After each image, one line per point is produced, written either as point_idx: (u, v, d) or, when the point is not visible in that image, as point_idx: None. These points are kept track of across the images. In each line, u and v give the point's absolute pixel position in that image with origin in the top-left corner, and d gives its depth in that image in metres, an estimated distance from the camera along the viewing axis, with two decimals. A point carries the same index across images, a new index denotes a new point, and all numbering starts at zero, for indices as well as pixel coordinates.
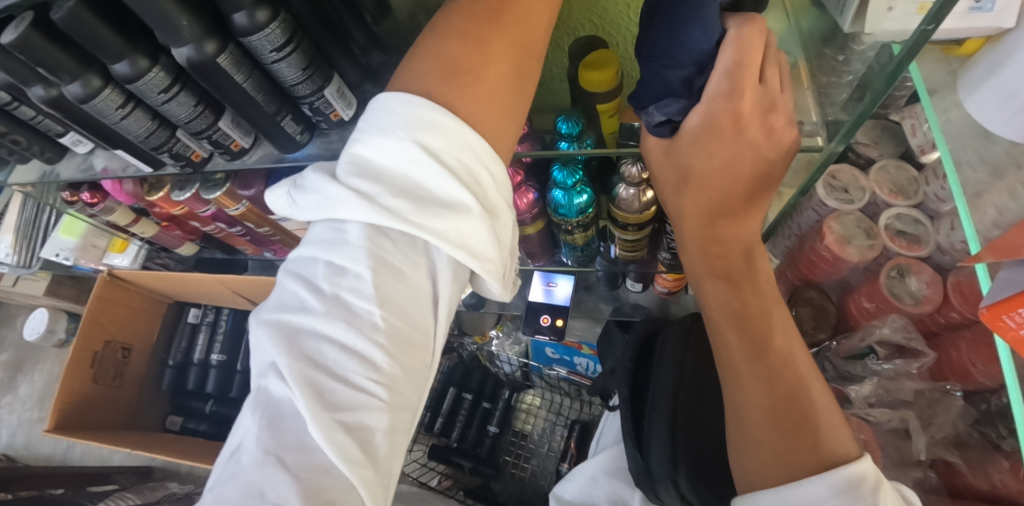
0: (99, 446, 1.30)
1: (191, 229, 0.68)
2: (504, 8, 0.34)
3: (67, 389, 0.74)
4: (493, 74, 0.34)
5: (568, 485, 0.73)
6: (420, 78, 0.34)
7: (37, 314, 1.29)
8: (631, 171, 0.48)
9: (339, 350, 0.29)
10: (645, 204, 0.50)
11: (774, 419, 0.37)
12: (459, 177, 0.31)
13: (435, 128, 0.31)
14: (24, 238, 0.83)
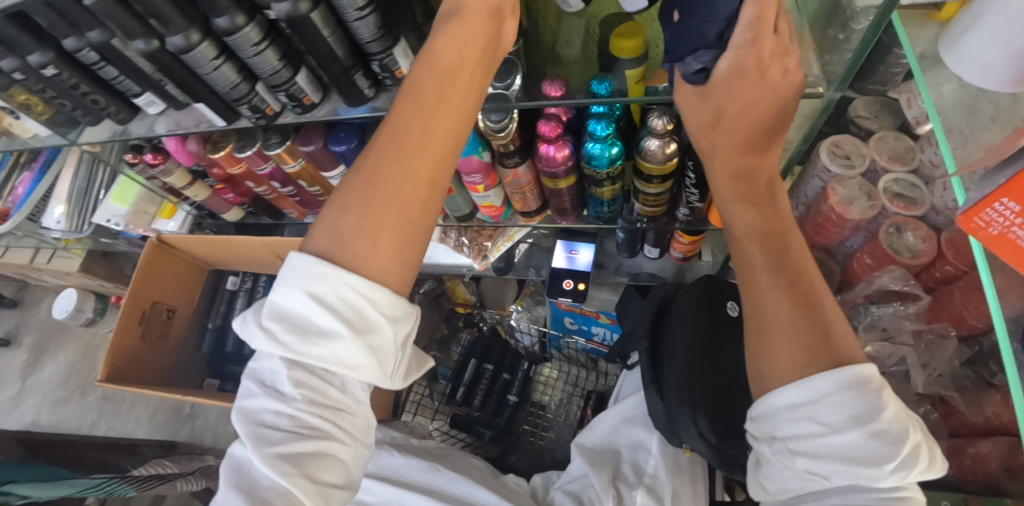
0: (123, 423, 1.33)
1: (243, 190, 0.73)
2: (387, 159, 0.39)
3: (119, 343, 0.79)
4: (381, 221, 0.38)
5: (589, 434, 0.79)
6: (321, 236, 0.38)
7: (67, 293, 1.34)
8: (658, 123, 0.53)
9: (275, 418, 0.36)
10: (669, 156, 0.56)
11: (793, 318, 0.39)
12: (342, 311, 0.35)
13: (321, 278, 0.36)
14: (76, 206, 0.88)
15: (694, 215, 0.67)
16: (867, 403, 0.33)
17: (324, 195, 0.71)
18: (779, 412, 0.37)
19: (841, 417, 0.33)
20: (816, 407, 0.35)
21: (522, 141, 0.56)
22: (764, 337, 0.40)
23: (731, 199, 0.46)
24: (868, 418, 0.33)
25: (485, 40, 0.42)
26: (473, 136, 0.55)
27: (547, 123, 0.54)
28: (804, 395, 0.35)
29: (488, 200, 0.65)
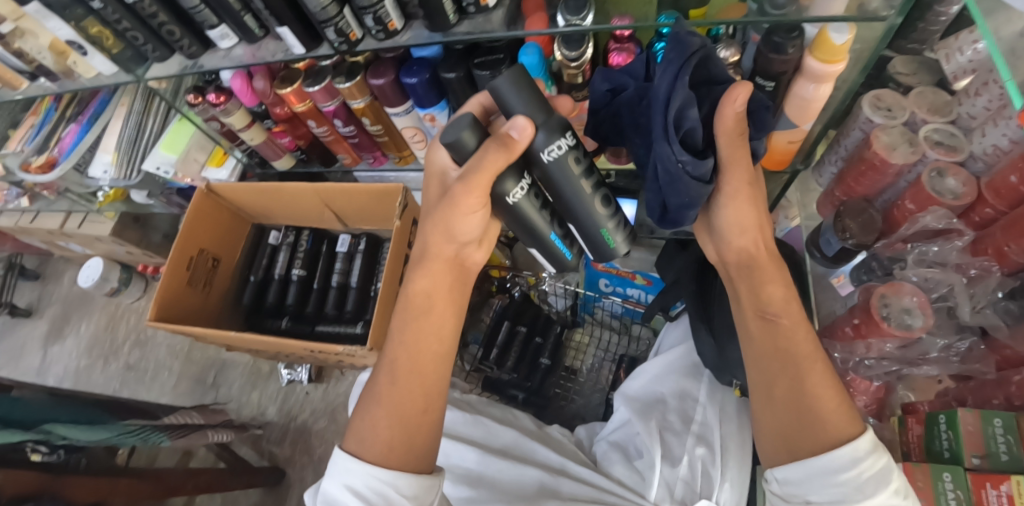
0: (147, 392, 1.34)
1: (304, 131, 0.75)
2: (401, 360, 0.50)
3: (167, 284, 0.78)
4: (400, 395, 0.48)
5: (632, 383, 0.78)
6: (359, 441, 0.47)
7: (93, 261, 1.34)
8: (724, 54, 0.57)
9: None
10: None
11: (822, 382, 0.44)
12: (373, 501, 0.43)
13: (353, 472, 0.45)
14: (126, 155, 0.90)
15: (745, 154, 0.70)
16: (880, 470, 0.40)
17: (383, 135, 0.71)
18: (813, 479, 0.41)
19: (866, 479, 0.39)
20: (847, 476, 0.40)
21: (590, 74, 0.58)
22: (802, 390, 0.44)
23: (747, 271, 0.50)
24: (882, 479, 0.40)
25: (452, 282, 0.54)
26: (544, 68, 0.57)
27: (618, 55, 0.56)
28: (836, 469, 0.40)
29: None
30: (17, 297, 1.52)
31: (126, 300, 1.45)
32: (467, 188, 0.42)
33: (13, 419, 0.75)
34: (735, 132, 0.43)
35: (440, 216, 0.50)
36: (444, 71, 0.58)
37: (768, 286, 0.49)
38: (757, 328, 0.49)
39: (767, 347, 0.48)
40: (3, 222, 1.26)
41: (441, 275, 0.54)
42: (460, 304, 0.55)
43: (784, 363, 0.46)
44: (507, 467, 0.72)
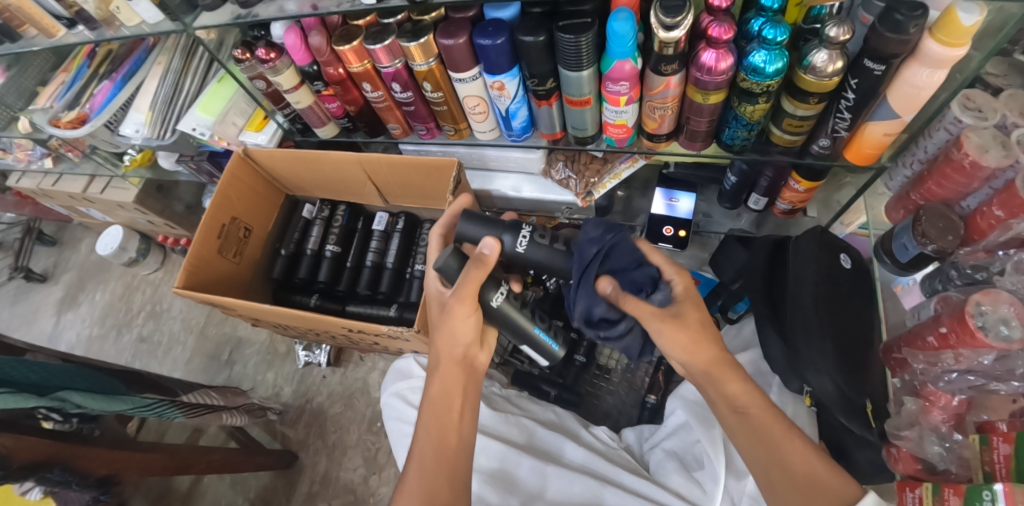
0: (159, 365, 1.31)
1: (353, 97, 0.69)
2: (429, 454, 0.52)
3: (199, 251, 0.73)
4: (433, 484, 0.50)
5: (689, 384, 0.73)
6: None
7: (112, 229, 1.30)
8: (834, 33, 0.50)
9: None
10: (833, 72, 0.53)
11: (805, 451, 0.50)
12: None
13: None
14: (160, 114, 0.85)
15: (832, 147, 0.66)
16: None
17: (442, 105, 0.65)
18: None
19: None
20: None
21: (683, 47, 0.53)
22: (783, 464, 0.50)
23: (708, 375, 0.55)
24: None
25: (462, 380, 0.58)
26: (634, 37, 0.51)
27: (717, 26, 0.51)
28: None
29: (623, 117, 0.62)
30: (33, 261, 1.49)
31: (143, 270, 1.41)
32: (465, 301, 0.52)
33: (23, 383, 0.66)
34: (662, 319, 0.53)
35: (453, 328, 0.55)
36: (523, 33, 0.53)
37: (726, 385, 0.55)
38: (734, 422, 0.54)
39: (750, 438, 0.53)
40: (25, 183, 1.22)
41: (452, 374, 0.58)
42: (473, 401, 0.59)
43: (769, 449, 0.51)
44: (551, 472, 0.67)
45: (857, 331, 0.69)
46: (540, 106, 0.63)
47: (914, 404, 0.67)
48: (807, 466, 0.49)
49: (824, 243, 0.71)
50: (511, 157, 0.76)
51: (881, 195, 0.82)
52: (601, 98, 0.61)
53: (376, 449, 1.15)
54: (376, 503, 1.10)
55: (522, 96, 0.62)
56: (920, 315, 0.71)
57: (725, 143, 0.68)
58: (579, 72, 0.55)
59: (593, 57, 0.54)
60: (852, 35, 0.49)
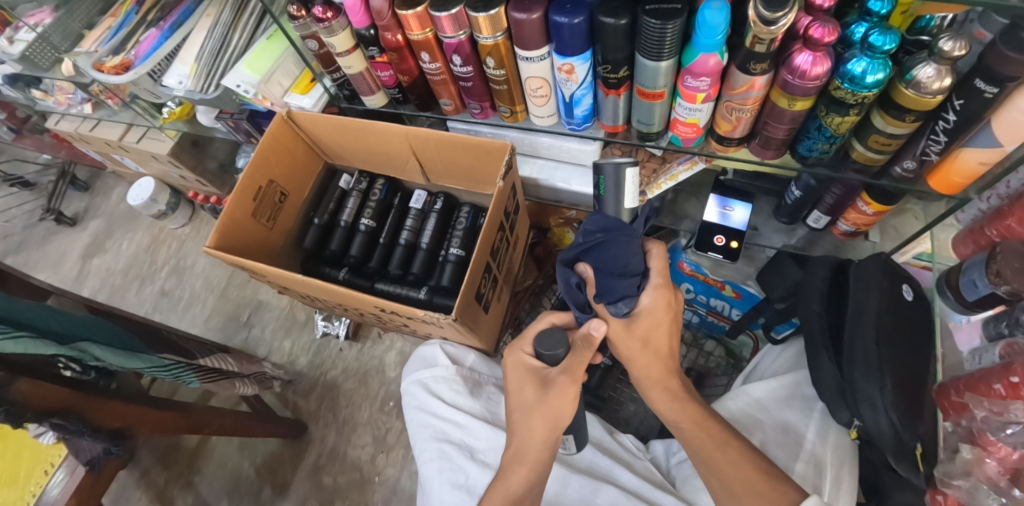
0: (178, 321, 1.31)
1: (408, 67, 0.65)
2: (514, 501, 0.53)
3: (233, 211, 0.71)
4: None
5: (730, 403, 0.72)
6: None
7: (144, 180, 1.30)
8: (946, 47, 0.44)
9: None
10: (938, 90, 0.48)
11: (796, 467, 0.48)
12: None
13: None
14: (205, 68, 0.83)
15: (917, 170, 0.60)
16: None
17: (502, 84, 0.61)
18: None
19: None
20: None
21: (776, 46, 0.48)
22: (786, 492, 0.47)
23: None
24: None
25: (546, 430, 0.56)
26: (725, 30, 0.47)
27: (819, 27, 0.45)
28: None
29: (695, 115, 0.58)
30: (64, 204, 1.49)
31: (170, 225, 1.41)
32: (568, 377, 0.53)
33: (44, 329, 0.64)
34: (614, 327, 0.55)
35: (553, 409, 0.54)
36: (604, 13, 0.49)
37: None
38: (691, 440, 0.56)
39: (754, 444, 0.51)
40: (63, 126, 1.21)
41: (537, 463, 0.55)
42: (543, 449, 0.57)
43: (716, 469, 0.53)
44: (576, 480, 0.64)
45: (918, 369, 0.64)
46: (607, 94, 0.59)
47: (969, 453, 0.58)
48: (743, 476, 0.50)
49: (888, 271, 0.66)
50: (563, 146, 0.72)
51: (950, 226, 0.75)
52: (675, 93, 0.57)
53: (386, 429, 1.14)
54: (382, 482, 1.09)
55: (589, 82, 0.58)
56: (980, 359, 0.64)
57: (801, 153, 0.64)
58: (657, 62, 0.51)
59: (675, 47, 0.50)
60: (969, 51, 0.43)
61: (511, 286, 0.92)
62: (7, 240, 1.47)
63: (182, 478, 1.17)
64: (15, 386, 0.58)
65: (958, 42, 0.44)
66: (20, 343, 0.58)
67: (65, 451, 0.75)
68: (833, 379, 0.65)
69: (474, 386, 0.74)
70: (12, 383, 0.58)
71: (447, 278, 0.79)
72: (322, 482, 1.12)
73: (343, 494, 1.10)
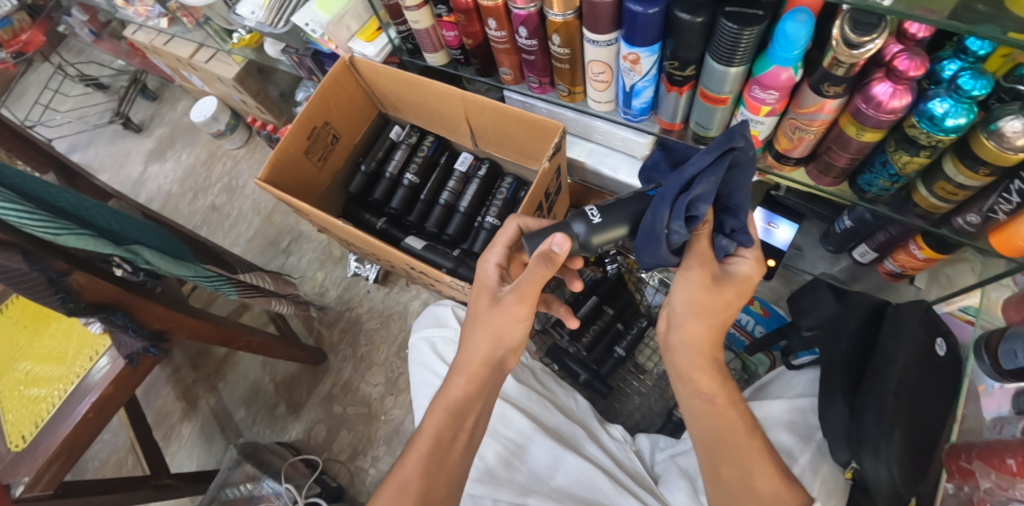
0: (223, 237, 1.39)
1: (474, 30, 0.64)
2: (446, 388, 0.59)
3: (287, 148, 0.74)
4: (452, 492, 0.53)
5: (768, 406, 0.74)
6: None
7: (208, 99, 1.35)
8: None
9: None
10: (1022, 147, 0.43)
11: (773, 490, 0.48)
12: None
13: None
14: (278, 4, 0.87)
15: (980, 226, 0.55)
16: None
17: (566, 61, 0.60)
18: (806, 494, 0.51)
19: None
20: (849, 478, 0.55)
21: (858, 70, 0.45)
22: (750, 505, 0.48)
23: (684, 383, 0.54)
24: None
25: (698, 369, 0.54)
26: (805, 45, 0.44)
27: (906, 59, 0.43)
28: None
29: (757, 127, 0.56)
30: (133, 110, 1.58)
31: (227, 145, 1.48)
32: (517, 296, 0.53)
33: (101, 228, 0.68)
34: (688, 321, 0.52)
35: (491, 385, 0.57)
36: (681, 8, 0.47)
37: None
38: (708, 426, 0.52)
39: (713, 448, 0.52)
40: (140, 37, 1.26)
41: (476, 378, 0.56)
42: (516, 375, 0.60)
43: None
44: (564, 459, 0.67)
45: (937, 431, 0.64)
46: (670, 90, 0.57)
47: None
48: (744, 488, 0.49)
49: (927, 323, 0.63)
50: (617, 134, 0.72)
51: (1005, 287, 0.67)
52: (740, 100, 0.55)
53: (399, 373, 1.20)
54: (386, 421, 1.16)
55: (653, 75, 0.56)
56: (1001, 429, 0.62)
57: (866, 186, 0.60)
58: (727, 67, 0.49)
59: (749, 53, 0.48)
60: None
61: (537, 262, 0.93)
62: (79, 135, 1.58)
63: (207, 382, 1.27)
64: (72, 277, 0.64)
65: None
66: (81, 238, 0.62)
67: (109, 342, 0.84)
68: (840, 422, 0.64)
69: None
70: (70, 274, 0.64)
71: (479, 245, 0.81)
72: (333, 410, 1.19)
73: (349, 425, 1.17)
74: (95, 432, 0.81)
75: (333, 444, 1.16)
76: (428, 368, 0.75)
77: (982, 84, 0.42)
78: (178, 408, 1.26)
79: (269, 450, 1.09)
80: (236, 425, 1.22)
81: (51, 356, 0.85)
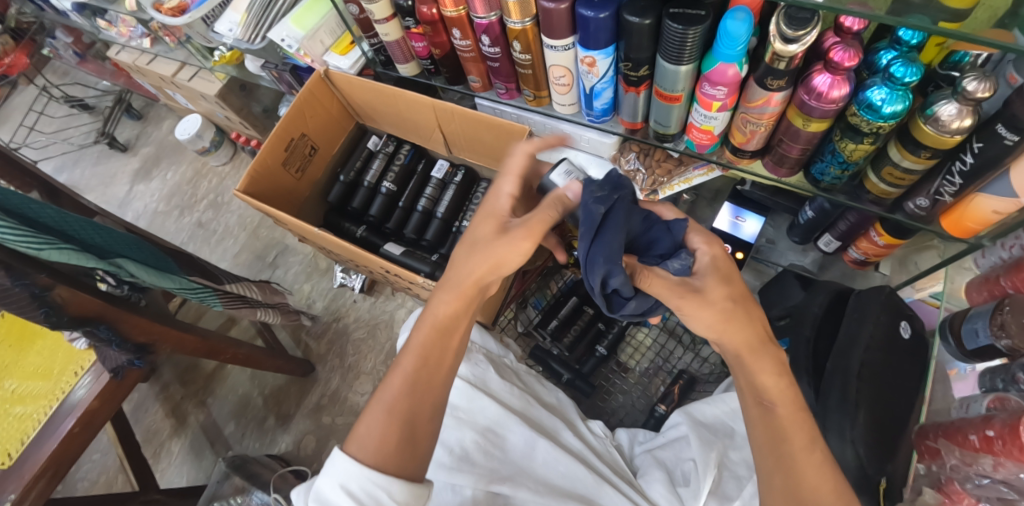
0: (210, 252, 1.40)
1: (441, 40, 0.66)
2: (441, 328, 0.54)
3: (264, 159, 0.76)
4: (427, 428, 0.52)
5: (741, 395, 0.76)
6: (369, 447, 0.49)
7: (192, 117, 1.37)
8: (970, 88, 0.42)
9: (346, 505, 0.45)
10: (957, 130, 0.45)
11: None
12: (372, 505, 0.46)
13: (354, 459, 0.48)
14: (255, 19, 0.88)
15: (929, 210, 0.57)
16: None
17: (528, 67, 0.63)
18: None
19: None
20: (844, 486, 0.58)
21: (798, 64, 0.48)
22: None
23: None
24: None
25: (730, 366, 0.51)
26: (747, 42, 0.47)
27: (841, 51, 0.45)
28: None
29: (711, 123, 0.59)
30: (118, 130, 1.60)
31: (213, 161, 1.49)
32: (526, 231, 0.51)
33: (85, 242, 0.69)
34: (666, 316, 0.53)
35: None
36: (629, 11, 0.49)
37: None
38: (756, 415, 0.49)
39: None
40: (122, 57, 1.28)
41: (464, 297, 0.55)
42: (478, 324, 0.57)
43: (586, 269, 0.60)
44: (543, 453, 0.69)
45: (905, 412, 0.65)
46: (627, 90, 0.60)
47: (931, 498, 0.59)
48: None
49: (890, 307, 0.65)
50: (583, 135, 0.76)
51: (967, 270, 0.68)
52: (693, 98, 0.58)
53: None
54: None
55: (610, 77, 0.59)
56: (966, 409, 0.61)
57: (819, 176, 0.63)
58: (677, 66, 0.51)
59: (696, 52, 0.50)
60: (986, 94, 0.41)
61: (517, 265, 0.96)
62: (65, 156, 1.59)
63: (196, 398, 1.28)
64: (55, 291, 0.65)
65: (968, 88, 0.42)
66: (64, 253, 0.63)
67: (94, 357, 0.85)
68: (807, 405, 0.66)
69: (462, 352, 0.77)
70: (53, 288, 0.65)
71: (457, 248, 0.83)
72: (322, 420, 1.20)
73: (338, 434, 1.17)
74: (81, 447, 0.81)
75: (322, 455, 1.16)
76: None
77: (912, 69, 0.44)
78: (166, 425, 1.26)
79: (258, 463, 1.09)
80: (225, 439, 1.22)
81: (37, 373, 0.86)
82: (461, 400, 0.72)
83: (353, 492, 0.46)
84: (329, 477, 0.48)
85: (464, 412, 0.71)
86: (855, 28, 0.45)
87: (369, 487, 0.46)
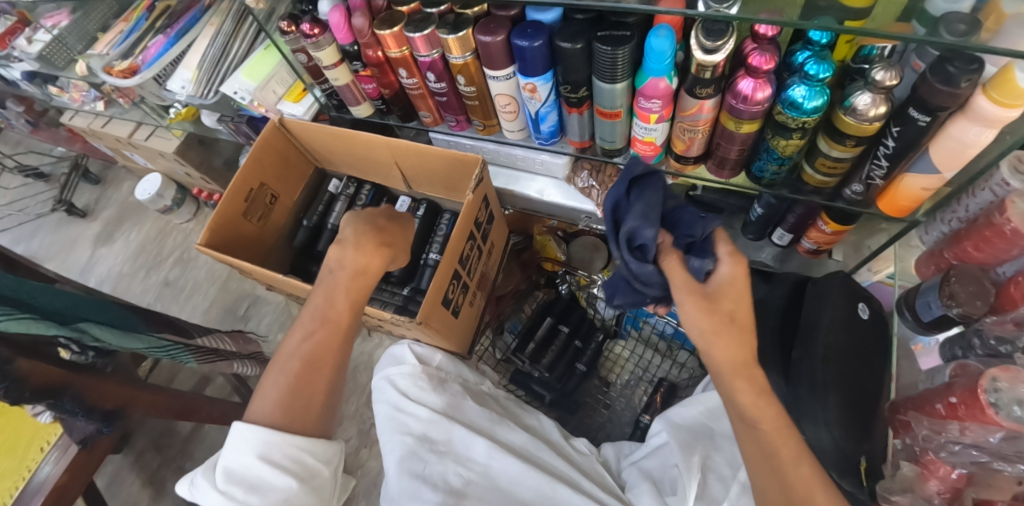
0: (179, 310, 1.37)
1: (390, 79, 0.68)
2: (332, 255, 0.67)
3: (224, 212, 0.75)
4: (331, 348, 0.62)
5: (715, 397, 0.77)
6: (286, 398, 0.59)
7: (151, 176, 1.35)
8: (878, 78, 0.46)
9: (249, 492, 0.53)
10: (874, 117, 0.49)
11: None
12: (289, 468, 0.56)
13: (268, 443, 0.55)
14: (206, 75, 0.89)
15: (865, 193, 0.61)
16: None
17: (475, 98, 0.65)
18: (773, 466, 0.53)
19: None
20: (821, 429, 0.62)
21: (722, 72, 0.51)
22: None
23: None
24: None
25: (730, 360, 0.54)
26: (673, 56, 0.50)
27: (758, 56, 0.49)
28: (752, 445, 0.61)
29: (652, 134, 0.62)
30: (76, 196, 1.57)
31: (176, 219, 1.47)
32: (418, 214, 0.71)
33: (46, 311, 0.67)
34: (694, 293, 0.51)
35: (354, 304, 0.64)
36: (561, 38, 0.52)
37: None
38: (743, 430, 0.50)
39: None
40: (76, 122, 1.27)
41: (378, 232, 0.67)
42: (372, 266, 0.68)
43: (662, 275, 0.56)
44: (526, 476, 0.67)
45: (875, 391, 0.67)
46: (571, 111, 0.63)
47: (910, 470, 0.59)
48: None
49: (846, 291, 0.68)
50: (537, 158, 0.78)
51: (915, 247, 0.72)
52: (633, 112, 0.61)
53: (371, 424, 1.18)
54: (363, 475, 1.13)
55: (553, 100, 0.62)
56: (931, 379, 0.64)
57: (761, 173, 0.66)
58: (612, 84, 0.54)
59: (628, 70, 0.53)
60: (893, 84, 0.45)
61: (486, 292, 0.97)
62: (21, 227, 1.55)
63: (174, 463, 1.22)
64: (16, 364, 0.62)
65: (875, 80, 0.46)
66: (21, 322, 0.62)
67: (60, 430, 0.81)
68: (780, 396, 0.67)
69: (437, 383, 0.77)
70: (13, 361, 0.62)
71: (425, 280, 0.83)
72: None
73: None
74: None
75: None
76: (385, 405, 0.74)
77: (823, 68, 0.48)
78: (144, 496, 1.19)
79: None
80: None
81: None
82: (437, 431, 0.71)
83: (274, 460, 0.55)
84: (239, 449, 0.55)
85: (441, 444, 0.70)
86: (769, 35, 0.49)
87: (288, 449, 0.56)
